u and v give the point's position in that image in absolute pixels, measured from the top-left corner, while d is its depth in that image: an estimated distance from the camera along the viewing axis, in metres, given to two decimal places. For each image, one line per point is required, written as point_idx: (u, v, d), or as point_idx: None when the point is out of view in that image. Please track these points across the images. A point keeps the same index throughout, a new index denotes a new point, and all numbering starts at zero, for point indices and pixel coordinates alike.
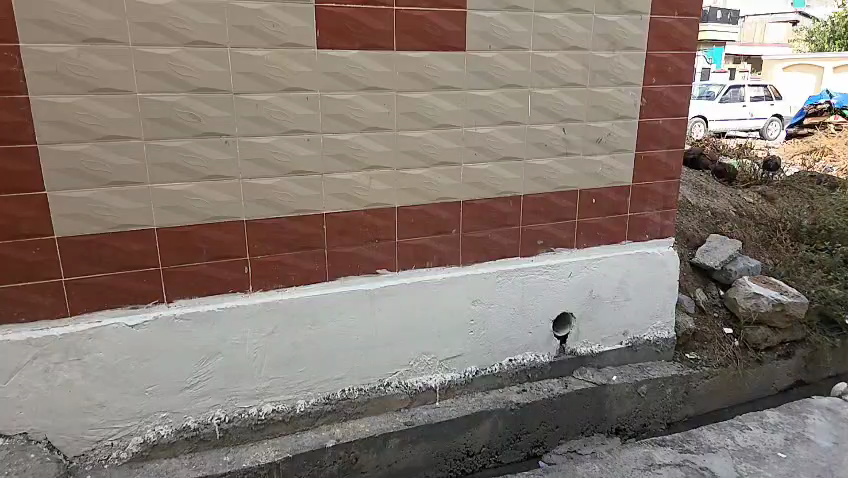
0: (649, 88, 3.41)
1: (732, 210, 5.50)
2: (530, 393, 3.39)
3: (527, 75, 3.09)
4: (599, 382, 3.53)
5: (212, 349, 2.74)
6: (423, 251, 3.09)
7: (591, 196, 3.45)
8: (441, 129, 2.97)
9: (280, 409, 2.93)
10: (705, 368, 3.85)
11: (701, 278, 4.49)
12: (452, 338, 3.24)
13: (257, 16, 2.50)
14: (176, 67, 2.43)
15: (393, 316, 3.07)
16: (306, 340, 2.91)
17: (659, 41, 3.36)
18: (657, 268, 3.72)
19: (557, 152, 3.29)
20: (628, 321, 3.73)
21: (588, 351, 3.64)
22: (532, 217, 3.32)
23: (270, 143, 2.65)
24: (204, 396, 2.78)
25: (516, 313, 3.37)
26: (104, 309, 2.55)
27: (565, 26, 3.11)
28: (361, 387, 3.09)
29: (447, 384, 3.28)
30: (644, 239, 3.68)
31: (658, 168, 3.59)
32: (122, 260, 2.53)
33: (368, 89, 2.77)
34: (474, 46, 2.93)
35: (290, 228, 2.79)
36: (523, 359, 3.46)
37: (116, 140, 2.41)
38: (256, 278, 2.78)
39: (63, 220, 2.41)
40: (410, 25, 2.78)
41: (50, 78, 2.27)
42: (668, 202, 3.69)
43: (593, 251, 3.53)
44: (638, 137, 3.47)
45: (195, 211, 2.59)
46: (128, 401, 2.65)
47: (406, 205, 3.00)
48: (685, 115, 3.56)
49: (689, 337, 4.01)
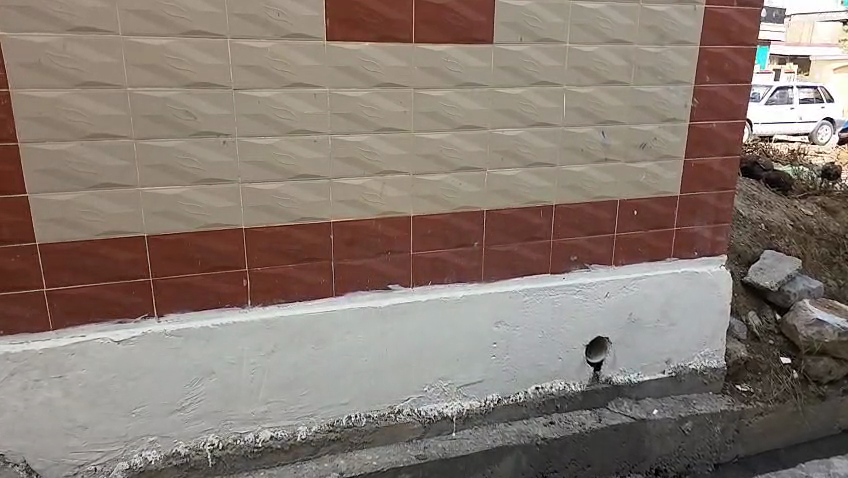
0: (701, 87, 3.03)
1: (789, 223, 4.90)
2: (559, 426, 3.05)
3: (562, 71, 2.77)
4: (638, 417, 3.17)
5: (206, 368, 2.50)
6: (441, 265, 2.80)
7: (633, 207, 3.08)
8: (465, 130, 2.67)
9: (279, 436, 2.67)
10: (760, 403, 3.42)
11: (756, 299, 3.99)
12: (473, 363, 2.93)
13: (260, 4, 2.26)
14: (172, 60, 2.21)
15: (408, 336, 2.78)
16: (310, 361, 2.64)
17: (714, 34, 2.98)
18: (707, 290, 3.32)
19: (595, 158, 2.94)
20: (672, 348, 3.33)
21: (625, 380, 3.26)
22: (566, 229, 2.98)
23: (273, 143, 2.40)
24: (197, 420, 2.54)
25: (545, 337, 3.03)
26: (89, 322, 2.34)
27: (607, 18, 2.77)
28: (370, 414, 2.80)
29: (464, 414, 2.97)
30: (692, 257, 3.28)
31: (710, 176, 3.19)
32: (109, 271, 2.32)
33: (383, 86, 2.50)
34: (504, 38, 2.63)
35: (295, 238, 2.53)
36: (551, 387, 3.12)
37: (103, 138, 2.20)
38: (257, 292, 2.53)
39: (47, 226, 2.21)
40: (432, 15, 2.50)
41: (32, 70, 2.07)
42: (721, 216, 3.28)
43: (633, 270, 3.16)
44: (688, 143, 3.09)
45: (189, 218, 2.36)
46: (114, 424, 2.42)
47: (423, 213, 2.70)
48: (742, 119, 3.16)
49: (741, 367, 3.58)
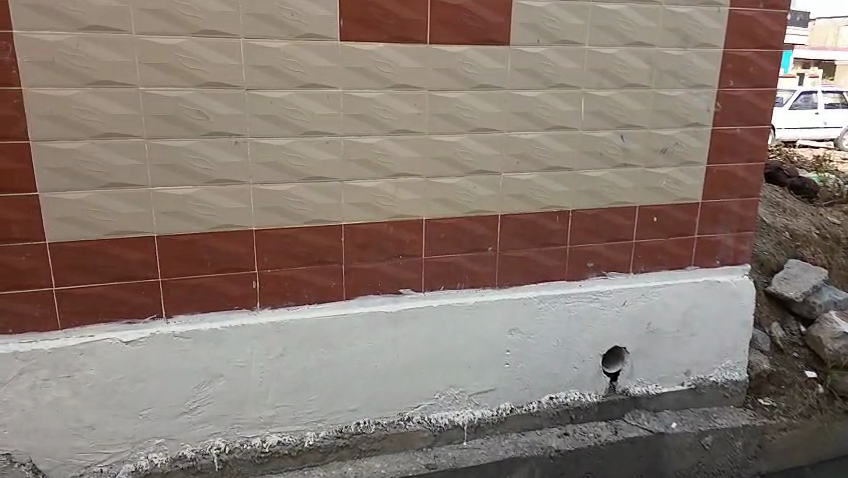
0: (725, 91, 2.94)
1: (815, 231, 4.64)
2: (573, 438, 2.97)
3: (581, 73, 2.70)
4: (656, 430, 3.07)
5: (214, 371, 2.47)
6: (454, 270, 2.74)
7: (653, 213, 2.99)
8: (480, 133, 2.62)
9: (286, 441, 2.63)
10: (783, 418, 3.30)
11: (779, 310, 3.83)
12: (486, 371, 2.86)
13: (274, 4, 2.24)
14: (185, 60, 2.19)
15: (419, 342, 2.73)
16: (319, 366, 2.60)
17: (739, 37, 2.89)
18: (729, 300, 3.22)
19: (613, 162, 2.86)
20: (692, 359, 3.23)
21: (643, 392, 3.17)
22: (583, 236, 2.91)
23: (285, 144, 2.37)
24: (204, 424, 2.51)
25: (560, 346, 2.95)
26: (98, 322, 2.33)
27: (628, 19, 2.70)
28: (379, 420, 2.75)
29: (476, 423, 2.90)
30: (714, 265, 3.18)
31: (733, 183, 3.09)
32: (118, 271, 2.30)
33: (397, 87, 2.46)
34: (521, 40, 2.57)
35: (306, 240, 2.50)
36: (566, 397, 3.03)
37: (114, 137, 2.19)
38: (266, 295, 2.50)
39: (58, 225, 2.20)
40: (448, 15, 2.45)
41: (46, 69, 2.07)
42: (744, 224, 3.18)
43: (652, 278, 3.07)
44: (710, 148, 3.00)
45: (199, 218, 2.34)
46: (120, 425, 2.41)
47: (436, 218, 2.65)
48: (768, 124, 3.05)
49: (764, 380, 3.46)
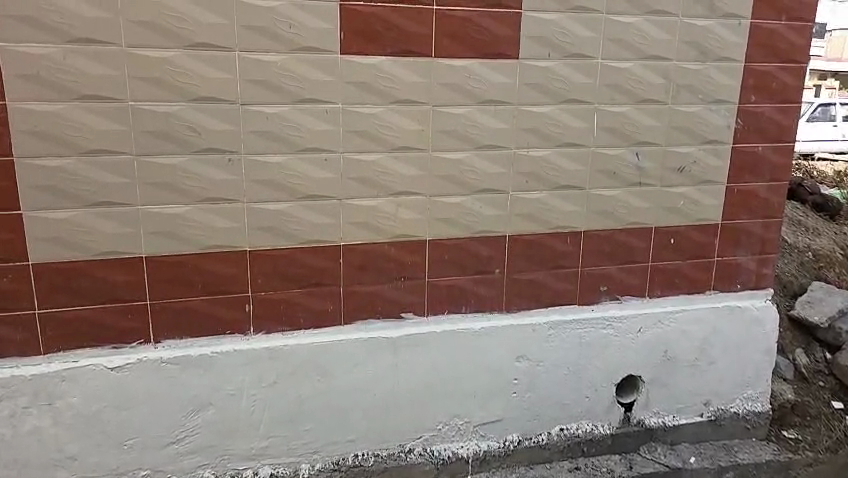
0: (745, 107, 2.79)
1: (839, 252, 4.41)
2: (584, 473, 2.80)
3: (594, 89, 2.57)
4: (673, 465, 2.89)
5: (203, 399, 2.35)
6: (458, 293, 2.60)
7: (669, 235, 2.84)
8: (486, 150, 2.49)
9: (279, 473, 2.49)
10: (810, 453, 3.06)
11: (802, 335, 3.61)
12: (491, 400, 2.71)
13: (270, 16, 2.14)
14: (177, 74, 2.10)
15: (420, 370, 2.59)
16: (314, 394, 2.47)
17: (761, 51, 2.74)
18: (751, 328, 3.04)
19: (627, 181, 2.72)
20: (711, 389, 3.05)
21: (659, 423, 2.99)
22: (596, 258, 2.76)
23: (282, 162, 2.27)
24: (192, 455, 2.38)
25: (570, 374, 2.80)
26: (82, 347, 2.22)
27: (642, 32, 2.58)
28: (378, 452, 2.61)
29: (481, 455, 2.74)
30: (734, 290, 3.01)
31: (755, 203, 2.92)
32: (103, 293, 2.20)
33: (399, 102, 2.34)
34: (530, 53, 2.45)
35: (301, 262, 2.38)
36: (577, 429, 2.87)
37: (102, 154, 2.10)
38: (259, 319, 2.38)
39: (40, 245, 2.10)
40: (453, 28, 2.34)
41: (30, 82, 1.99)
42: (767, 246, 3.00)
43: (668, 303, 2.91)
44: (730, 167, 2.84)
45: (190, 238, 2.24)
46: (104, 455, 2.29)
47: (440, 238, 2.52)
48: (792, 142, 2.89)
49: (788, 411, 3.26)
